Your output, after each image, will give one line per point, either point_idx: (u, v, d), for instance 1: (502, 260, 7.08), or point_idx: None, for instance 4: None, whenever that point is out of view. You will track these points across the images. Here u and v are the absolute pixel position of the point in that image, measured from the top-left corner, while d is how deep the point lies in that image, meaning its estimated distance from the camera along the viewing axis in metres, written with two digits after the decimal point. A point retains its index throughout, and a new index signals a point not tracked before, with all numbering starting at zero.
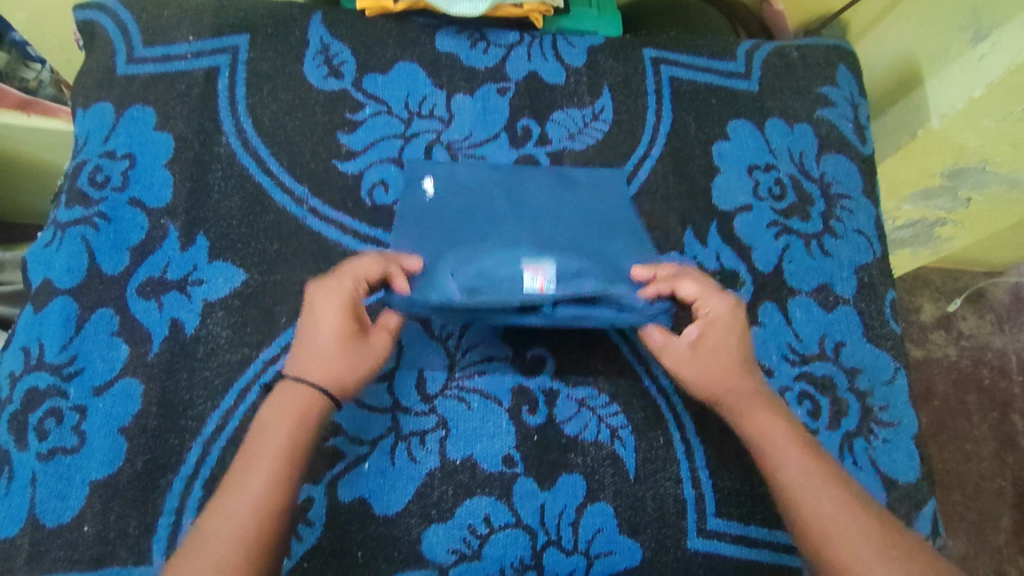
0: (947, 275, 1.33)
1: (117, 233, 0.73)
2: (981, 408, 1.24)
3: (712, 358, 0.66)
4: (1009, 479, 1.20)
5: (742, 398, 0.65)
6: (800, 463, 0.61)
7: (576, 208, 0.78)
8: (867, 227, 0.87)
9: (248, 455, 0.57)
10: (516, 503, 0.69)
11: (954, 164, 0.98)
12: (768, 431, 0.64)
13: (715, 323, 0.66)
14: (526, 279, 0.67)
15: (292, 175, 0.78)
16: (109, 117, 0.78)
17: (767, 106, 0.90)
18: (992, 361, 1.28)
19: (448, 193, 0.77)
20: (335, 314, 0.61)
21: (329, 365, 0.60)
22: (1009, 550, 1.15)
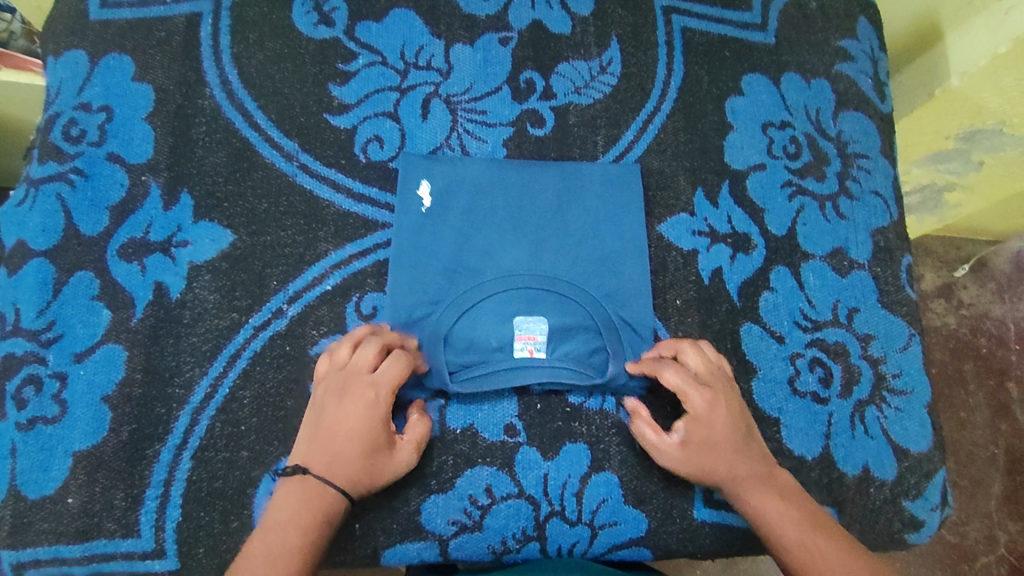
0: (949, 244, 1.25)
1: (94, 191, 0.69)
2: (978, 376, 1.18)
3: (705, 456, 0.63)
4: (1004, 447, 1.14)
5: (737, 482, 0.63)
6: (801, 541, 0.59)
7: (581, 225, 0.74)
8: (884, 188, 0.83)
9: (263, 536, 0.56)
10: (518, 473, 0.66)
11: (971, 127, 0.95)
12: (771, 512, 0.61)
13: (704, 417, 0.63)
14: (516, 348, 0.68)
15: (281, 129, 0.73)
16: (83, 67, 0.72)
17: (783, 59, 0.85)
18: (992, 331, 1.21)
19: (449, 199, 0.73)
20: (361, 416, 0.59)
21: (353, 466, 0.58)
22: (998, 515, 1.11)
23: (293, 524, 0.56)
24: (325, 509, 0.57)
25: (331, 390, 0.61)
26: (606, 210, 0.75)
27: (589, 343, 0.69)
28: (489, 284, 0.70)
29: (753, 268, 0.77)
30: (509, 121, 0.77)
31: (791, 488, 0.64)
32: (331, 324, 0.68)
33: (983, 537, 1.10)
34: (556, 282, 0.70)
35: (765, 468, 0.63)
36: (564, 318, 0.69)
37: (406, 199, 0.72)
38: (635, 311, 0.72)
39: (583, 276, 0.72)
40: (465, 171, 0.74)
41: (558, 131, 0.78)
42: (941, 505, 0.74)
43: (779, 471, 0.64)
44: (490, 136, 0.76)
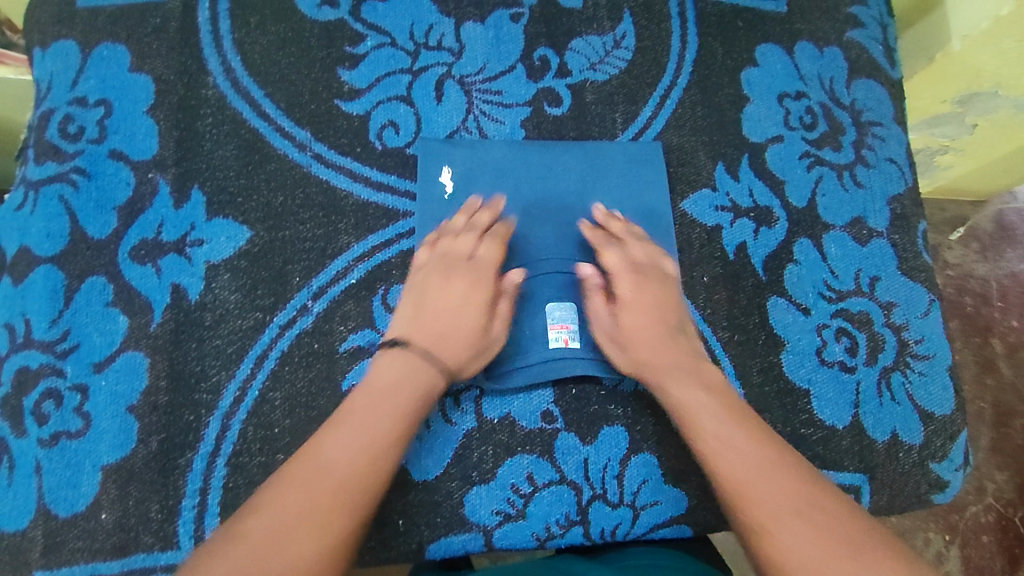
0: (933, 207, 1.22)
1: (99, 191, 0.65)
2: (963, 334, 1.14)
3: (629, 339, 0.64)
4: (990, 401, 1.11)
5: (659, 367, 0.62)
6: (714, 430, 0.55)
7: (607, 206, 0.73)
8: (898, 155, 0.83)
9: (369, 395, 0.55)
10: (559, 460, 0.66)
11: (967, 90, 0.95)
12: (690, 400, 0.58)
13: (631, 302, 0.65)
14: (549, 339, 0.67)
15: (291, 118, 0.70)
16: (75, 58, 0.68)
17: (795, 28, 0.84)
18: (976, 290, 1.17)
19: (473, 181, 0.70)
20: (474, 297, 0.62)
21: (460, 335, 0.61)
22: (985, 467, 1.08)
23: (400, 387, 0.56)
24: (431, 383, 0.58)
25: (434, 273, 0.63)
26: (630, 190, 0.73)
27: None
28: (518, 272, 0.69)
29: (776, 241, 0.77)
30: (525, 101, 0.75)
31: (718, 382, 0.60)
32: (358, 319, 0.66)
33: (973, 488, 1.07)
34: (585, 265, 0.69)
35: (692, 361, 0.62)
36: None
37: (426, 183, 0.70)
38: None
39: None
40: (486, 154, 0.72)
41: (575, 109, 0.76)
42: (964, 465, 0.75)
43: (709, 369, 0.62)
44: (508, 117, 0.74)
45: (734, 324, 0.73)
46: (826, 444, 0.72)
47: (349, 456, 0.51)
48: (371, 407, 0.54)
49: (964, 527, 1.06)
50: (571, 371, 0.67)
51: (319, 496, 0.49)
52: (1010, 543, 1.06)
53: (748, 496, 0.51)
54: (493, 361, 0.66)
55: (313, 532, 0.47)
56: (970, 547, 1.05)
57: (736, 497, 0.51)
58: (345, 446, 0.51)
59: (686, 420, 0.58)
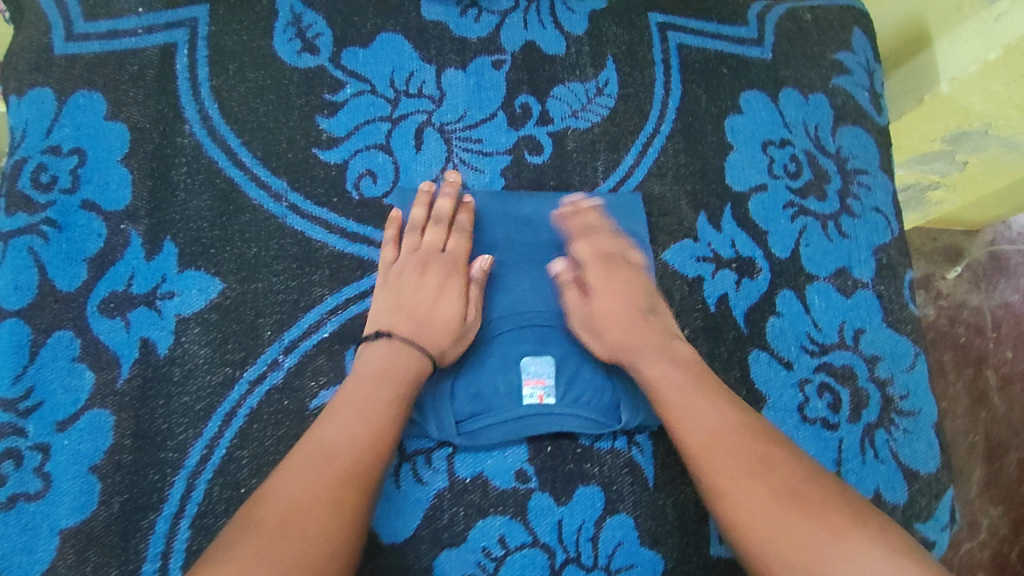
0: (926, 236, 1.18)
1: (70, 243, 0.64)
2: (956, 365, 1.11)
3: (600, 325, 0.67)
4: (983, 433, 1.08)
5: (630, 348, 0.65)
6: (677, 399, 0.59)
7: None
8: (884, 204, 0.82)
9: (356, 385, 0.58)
10: (532, 521, 0.65)
11: (958, 128, 0.93)
12: (657, 375, 0.62)
13: (601, 290, 0.68)
14: (524, 394, 0.66)
15: (267, 167, 0.69)
16: (49, 105, 0.67)
17: (781, 74, 0.84)
18: (969, 319, 1.13)
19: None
20: (451, 287, 0.66)
21: (439, 321, 0.64)
22: (979, 501, 1.05)
23: (384, 377, 0.59)
24: (416, 366, 0.61)
25: (407, 270, 0.67)
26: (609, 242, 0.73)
27: (598, 382, 0.68)
28: (495, 327, 0.68)
29: (758, 293, 0.76)
30: (506, 149, 0.74)
31: (685, 357, 0.64)
32: (330, 374, 0.65)
33: (966, 523, 1.04)
34: (561, 320, 0.69)
35: (662, 341, 0.65)
36: (570, 358, 0.68)
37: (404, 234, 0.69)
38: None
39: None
40: (464, 207, 0.71)
41: (556, 157, 0.76)
42: (950, 524, 0.74)
43: (677, 345, 0.65)
44: (488, 166, 0.74)
45: None
46: None
47: (314, 445, 0.53)
48: (360, 393, 0.57)
49: (958, 564, 1.03)
50: (546, 427, 0.66)
51: (323, 483, 0.51)
52: None
53: (707, 460, 0.54)
54: (465, 417, 0.65)
55: (324, 512, 0.49)
56: None
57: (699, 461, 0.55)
58: (342, 436, 0.54)
59: (653, 394, 0.61)
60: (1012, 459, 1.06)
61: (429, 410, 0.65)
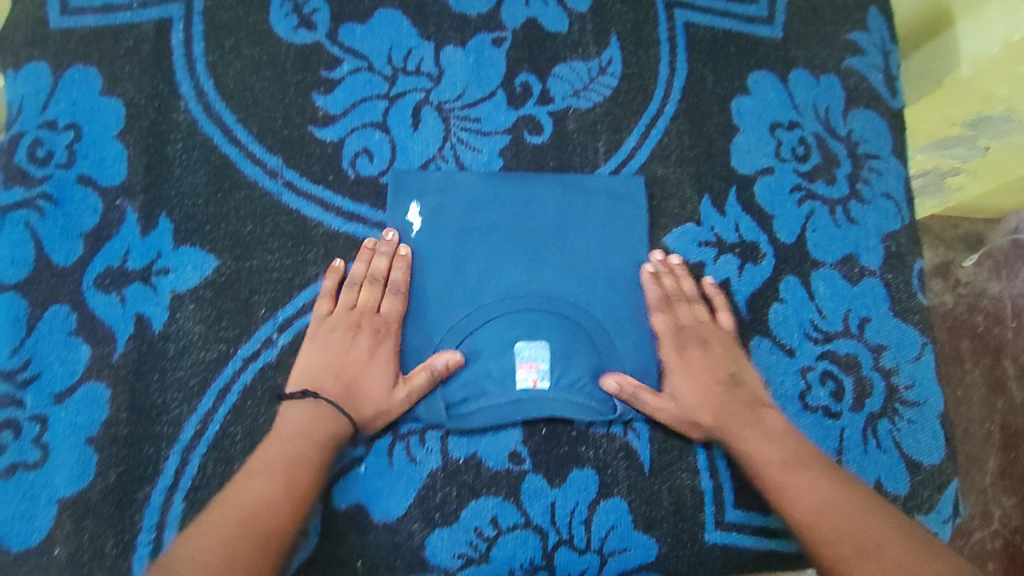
0: (947, 222, 1.13)
1: (67, 217, 0.65)
2: (973, 354, 1.08)
3: (690, 406, 0.66)
4: (999, 423, 1.06)
5: (722, 427, 0.64)
6: (778, 476, 0.60)
7: (585, 241, 0.71)
8: (896, 190, 0.79)
9: (273, 448, 0.57)
10: (525, 503, 0.64)
11: (978, 113, 0.88)
12: (751, 450, 0.62)
13: (679, 368, 0.67)
14: (517, 378, 0.65)
15: (263, 144, 0.69)
16: (46, 80, 0.67)
17: (791, 55, 0.81)
18: (988, 308, 1.09)
19: (445, 211, 0.69)
20: (382, 353, 0.63)
21: (370, 390, 0.62)
22: (994, 491, 1.03)
23: (302, 440, 0.58)
24: (335, 432, 0.59)
25: (340, 327, 0.63)
26: (607, 224, 0.71)
27: (594, 366, 0.67)
28: (489, 310, 0.66)
29: (761, 278, 0.74)
30: (505, 128, 0.73)
31: (780, 426, 0.63)
32: None
33: (977, 513, 1.02)
34: (557, 304, 0.68)
35: (750, 407, 0.65)
36: (565, 340, 0.66)
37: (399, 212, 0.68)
38: (640, 328, 0.69)
39: (586, 295, 0.69)
40: (460, 188, 0.70)
41: (556, 137, 0.74)
42: (954, 516, 0.72)
43: (766, 412, 0.64)
44: (486, 145, 0.72)
45: None
46: None
47: (237, 507, 0.53)
48: (280, 455, 0.57)
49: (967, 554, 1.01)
50: (538, 412, 0.65)
51: (242, 538, 0.51)
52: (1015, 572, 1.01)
53: (819, 538, 0.55)
54: (457, 401, 0.65)
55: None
56: None
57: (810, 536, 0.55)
58: (256, 493, 0.54)
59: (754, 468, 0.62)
60: None
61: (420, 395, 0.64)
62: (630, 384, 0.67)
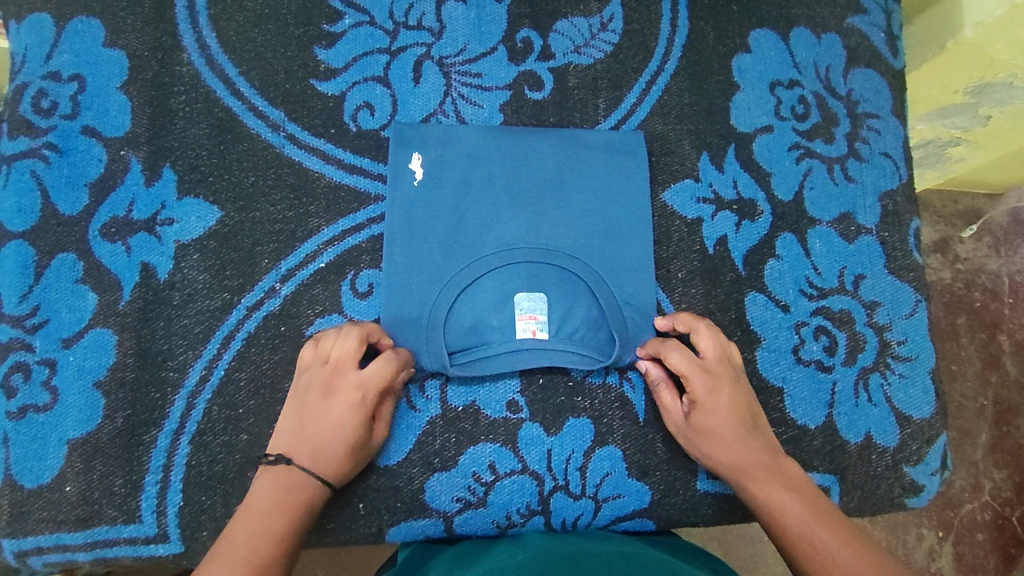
0: (947, 198, 1.15)
1: (72, 167, 0.66)
2: (970, 329, 1.10)
3: (704, 442, 0.64)
4: (993, 398, 1.08)
5: (739, 472, 0.63)
6: (801, 529, 0.57)
7: (584, 197, 0.71)
8: (894, 149, 0.80)
9: (232, 530, 0.55)
10: (522, 450, 0.66)
11: (981, 80, 0.89)
12: (771, 499, 0.60)
13: (704, 405, 0.64)
14: (516, 329, 0.66)
15: (264, 97, 0.69)
16: (48, 31, 0.68)
17: (793, 13, 0.81)
18: (986, 284, 1.12)
19: (445, 164, 0.70)
20: (355, 417, 0.59)
21: (351, 429, 0.59)
22: (986, 464, 1.05)
23: (273, 515, 0.55)
24: (307, 500, 0.57)
25: (314, 385, 0.60)
26: (605, 180, 0.72)
27: (590, 319, 0.68)
28: (488, 262, 0.67)
29: (758, 235, 0.75)
30: (506, 84, 0.73)
31: (798, 478, 0.62)
32: (326, 303, 0.66)
33: (968, 486, 1.05)
34: (556, 256, 0.68)
35: (769, 457, 0.63)
36: (564, 293, 0.68)
37: (401, 163, 0.69)
38: (638, 281, 0.70)
39: (584, 248, 0.70)
40: (460, 143, 0.70)
41: (556, 94, 0.74)
42: (941, 469, 0.74)
43: (787, 464, 0.63)
44: (487, 101, 0.73)
45: (709, 320, 0.72)
46: (796, 443, 0.71)
47: None
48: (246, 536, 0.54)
49: (958, 523, 1.04)
50: (537, 362, 0.66)
51: None
52: (1005, 543, 1.04)
53: None
54: (458, 352, 0.66)
55: None
56: (963, 544, 1.03)
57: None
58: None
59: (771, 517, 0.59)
60: (1020, 423, 1.07)
61: (421, 343, 0.65)
62: (627, 337, 0.68)
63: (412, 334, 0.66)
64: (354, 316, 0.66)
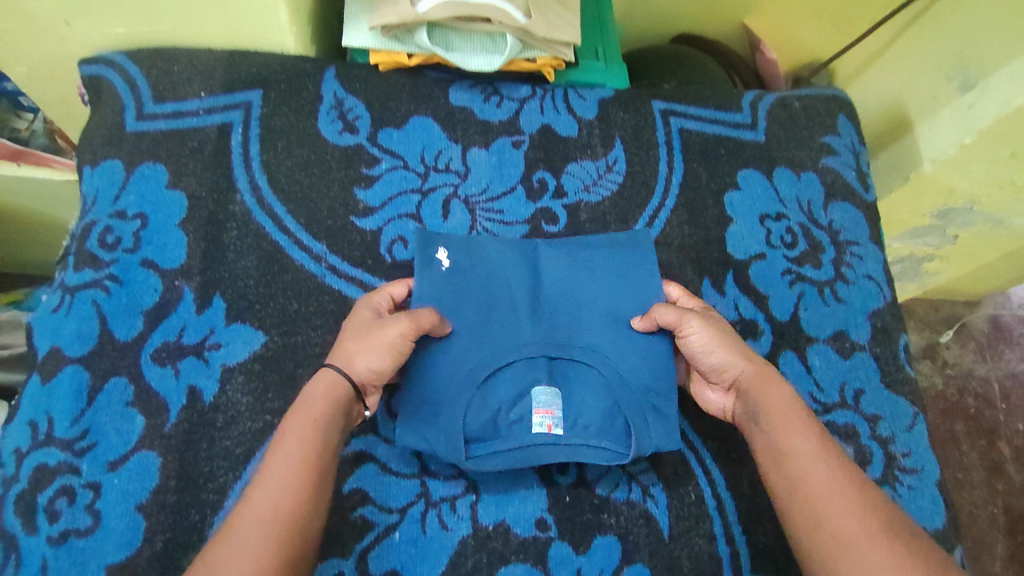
0: (929, 304, 1.24)
1: (129, 297, 0.71)
2: (969, 436, 1.14)
3: (725, 334, 0.68)
4: (1002, 506, 1.09)
5: (756, 373, 0.66)
6: (792, 431, 0.61)
7: (592, 296, 0.75)
8: (875, 272, 0.88)
9: None
10: (552, 569, 0.67)
11: (943, 206, 1.00)
12: (775, 402, 0.64)
13: (713, 316, 0.71)
14: (534, 423, 0.68)
15: (308, 232, 0.77)
16: (119, 175, 0.77)
17: (774, 155, 0.92)
18: (978, 390, 1.18)
19: (464, 269, 0.75)
20: (360, 311, 0.67)
21: (357, 316, 0.66)
22: None
23: (297, 419, 0.58)
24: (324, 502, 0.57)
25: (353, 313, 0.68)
26: (613, 283, 0.76)
27: (606, 413, 0.70)
28: (507, 355, 0.70)
29: (761, 354, 0.80)
30: (524, 219, 0.82)
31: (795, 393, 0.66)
32: (362, 423, 0.70)
33: None
34: (571, 351, 0.71)
35: (772, 370, 0.67)
36: (579, 393, 0.70)
37: (425, 269, 0.73)
38: (656, 368, 0.71)
39: (598, 338, 0.72)
40: (480, 255, 0.76)
41: (570, 227, 0.83)
42: None
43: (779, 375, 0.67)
44: (508, 235, 0.81)
45: (723, 435, 0.75)
46: None
47: (251, 522, 0.52)
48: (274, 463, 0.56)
49: None
50: (555, 457, 0.68)
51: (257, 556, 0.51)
52: None
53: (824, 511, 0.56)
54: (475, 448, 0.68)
55: None
56: None
57: (813, 523, 0.57)
58: (263, 505, 0.53)
59: (772, 428, 0.62)
60: None
61: (438, 440, 0.66)
62: (646, 426, 0.69)
63: (430, 429, 0.67)
64: (387, 435, 0.70)
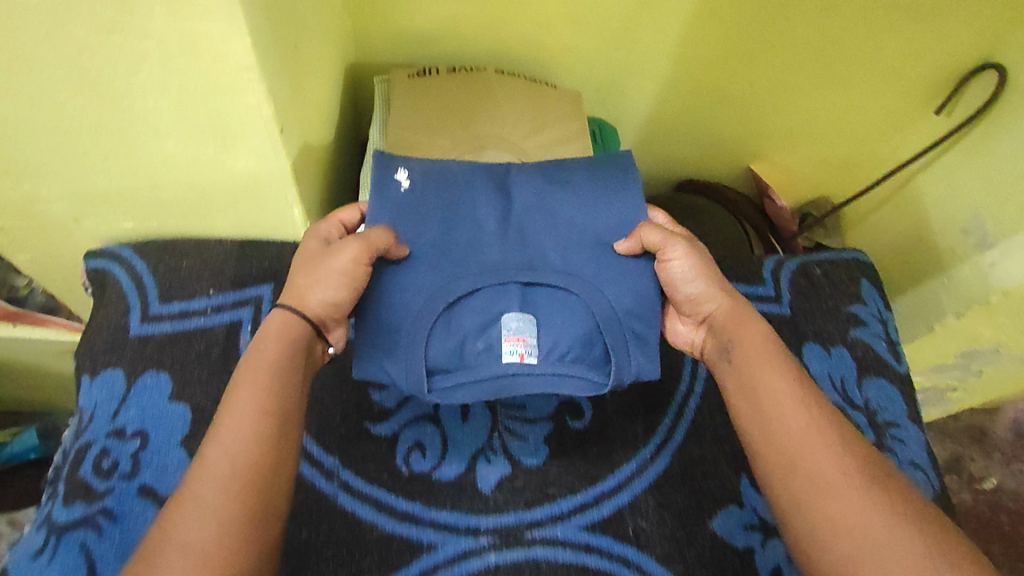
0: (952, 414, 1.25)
1: (122, 534, 0.66)
2: (1008, 558, 1.12)
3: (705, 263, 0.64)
4: None
5: (732, 315, 0.63)
6: (775, 375, 0.58)
7: (573, 213, 0.66)
8: (920, 458, 0.83)
9: None
10: None
11: (967, 348, 1.00)
12: (753, 342, 0.61)
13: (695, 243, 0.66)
14: (505, 352, 0.62)
15: (319, 442, 0.74)
16: (119, 387, 0.73)
17: (801, 329, 0.90)
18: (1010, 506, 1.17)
19: (427, 191, 0.66)
20: (306, 250, 0.63)
21: (305, 250, 0.62)
22: None
23: (253, 363, 0.55)
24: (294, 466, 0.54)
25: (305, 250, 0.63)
26: (599, 198, 0.67)
27: (589, 339, 0.63)
28: (477, 280, 0.63)
29: None
30: (548, 415, 0.79)
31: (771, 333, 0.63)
32: None
33: None
34: (547, 273, 0.64)
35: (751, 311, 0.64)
36: (561, 314, 0.63)
37: (382, 193, 0.64)
38: (645, 292, 0.65)
39: (578, 262, 0.65)
40: (447, 162, 0.68)
41: (596, 421, 0.79)
42: None
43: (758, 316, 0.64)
44: (531, 434, 0.78)
45: None
46: None
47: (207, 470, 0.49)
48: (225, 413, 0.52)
49: None
50: (528, 389, 0.63)
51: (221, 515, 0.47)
52: None
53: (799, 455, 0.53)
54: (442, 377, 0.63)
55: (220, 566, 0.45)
56: None
57: (790, 463, 0.53)
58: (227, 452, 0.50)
59: (750, 367, 0.59)
60: None
61: (400, 369, 0.62)
62: (627, 356, 0.64)
63: (391, 361, 0.62)
64: None
